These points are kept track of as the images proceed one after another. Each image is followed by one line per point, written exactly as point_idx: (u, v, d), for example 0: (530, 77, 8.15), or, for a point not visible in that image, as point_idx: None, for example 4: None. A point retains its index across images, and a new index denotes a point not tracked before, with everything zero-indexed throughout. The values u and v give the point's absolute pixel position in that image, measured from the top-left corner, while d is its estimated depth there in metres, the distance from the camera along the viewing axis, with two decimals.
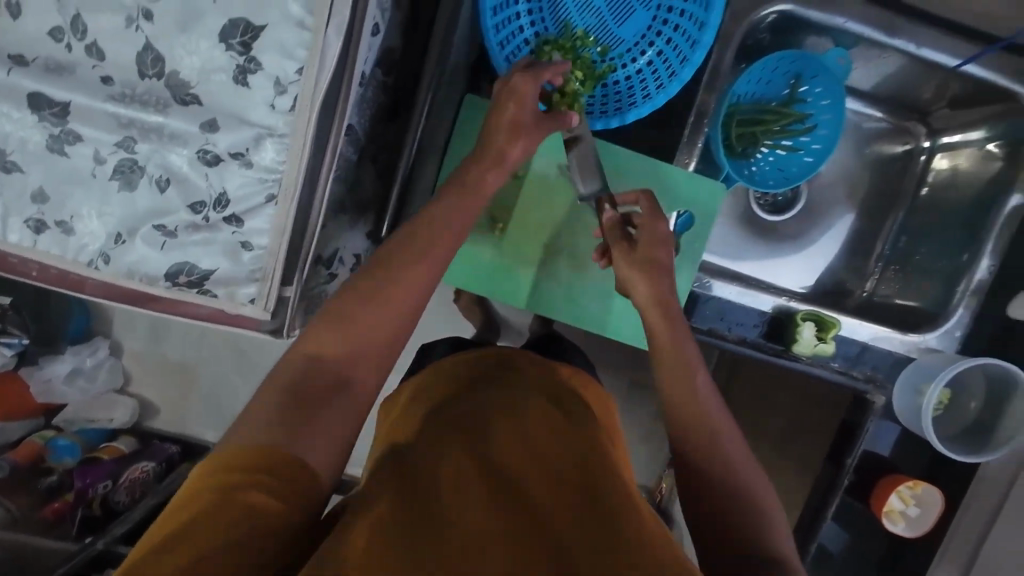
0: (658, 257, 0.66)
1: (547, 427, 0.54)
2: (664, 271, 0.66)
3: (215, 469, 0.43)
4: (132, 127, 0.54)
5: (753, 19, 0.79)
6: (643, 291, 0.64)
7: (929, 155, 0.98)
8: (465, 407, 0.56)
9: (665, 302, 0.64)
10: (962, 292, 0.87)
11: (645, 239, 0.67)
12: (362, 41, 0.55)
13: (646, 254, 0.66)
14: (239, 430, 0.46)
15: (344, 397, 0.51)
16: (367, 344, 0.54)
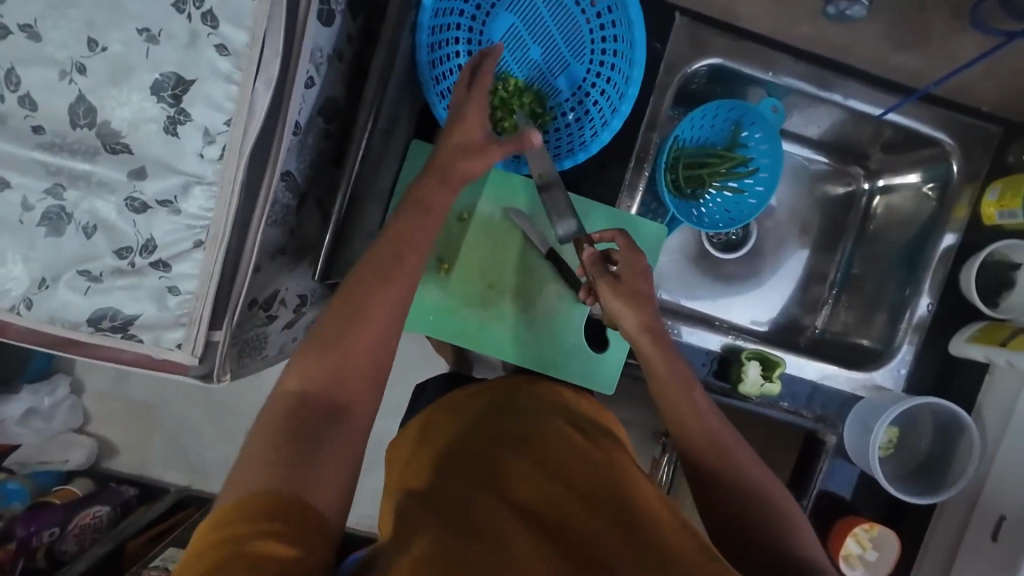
0: (643, 290, 0.68)
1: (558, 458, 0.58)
2: (649, 300, 0.68)
3: (215, 540, 0.42)
4: (61, 175, 0.55)
5: (686, 71, 0.84)
6: (631, 321, 0.67)
7: (869, 197, 1.01)
8: (479, 443, 0.61)
9: (651, 328, 0.66)
10: (904, 328, 0.89)
11: (628, 273, 0.69)
12: (293, 94, 0.57)
13: (633, 290, 0.68)
14: (239, 479, 0.46)
15: (340, 429, 0.52)
16: (353, 366, 0.55)
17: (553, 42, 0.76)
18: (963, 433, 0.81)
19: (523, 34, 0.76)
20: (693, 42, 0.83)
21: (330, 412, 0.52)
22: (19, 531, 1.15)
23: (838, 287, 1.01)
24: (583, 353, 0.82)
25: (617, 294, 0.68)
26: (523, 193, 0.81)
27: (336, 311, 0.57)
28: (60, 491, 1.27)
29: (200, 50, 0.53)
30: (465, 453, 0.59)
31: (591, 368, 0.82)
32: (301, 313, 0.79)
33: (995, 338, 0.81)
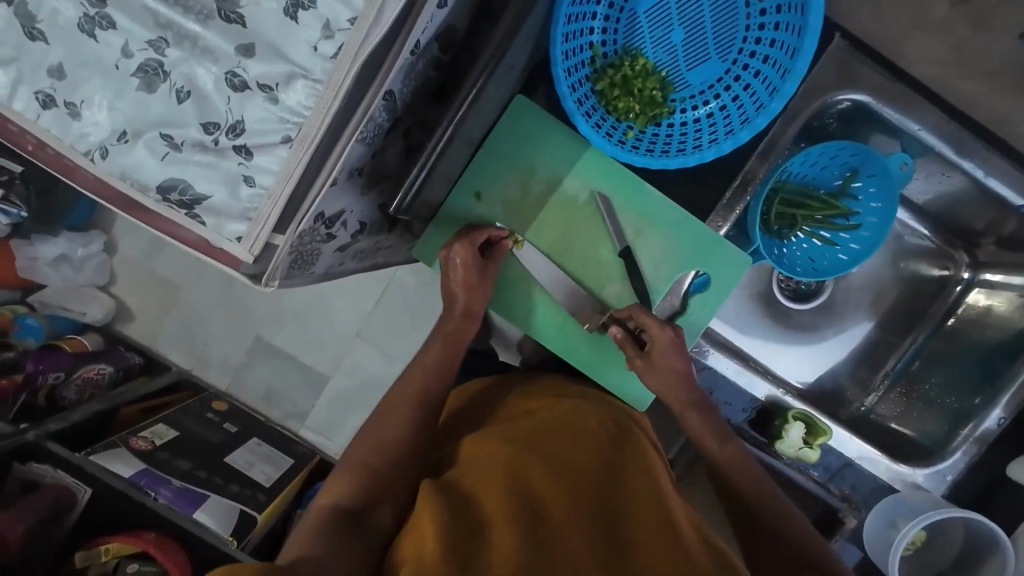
0: (673, 366, 0.70)
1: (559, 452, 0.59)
2: (682, 360, 0.70)
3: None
4: (167, 29, 0.52)
5: (827, 100, 0.76)
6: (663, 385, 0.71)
7: (965, 287, 0.93)
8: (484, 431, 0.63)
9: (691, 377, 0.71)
10: (965, 435, 0.82)
11: (656, 352, 0.70)
12: (426, 8, 0.52)
13: (662, 367, 0.70)
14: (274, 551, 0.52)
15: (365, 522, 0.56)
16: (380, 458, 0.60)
17: (699, 29, 0.69)
18: (993, 559, 0.75)
19: (670, 12, 0.70)
20: (842, 71, 0.75)
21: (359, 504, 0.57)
22: (29, 366, 1.17)
23: (899, 372, 0.95)
24: (624, 362, 0.78)
25: (651, 373, 0.71)
26: (616, 181, 0.75)
27: (365, 441, 0.63)
28: (70, 340, 1.27)
29: None
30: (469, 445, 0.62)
31: (629, 379, 0.78)
32: (356, 240, 0.77)
33: None
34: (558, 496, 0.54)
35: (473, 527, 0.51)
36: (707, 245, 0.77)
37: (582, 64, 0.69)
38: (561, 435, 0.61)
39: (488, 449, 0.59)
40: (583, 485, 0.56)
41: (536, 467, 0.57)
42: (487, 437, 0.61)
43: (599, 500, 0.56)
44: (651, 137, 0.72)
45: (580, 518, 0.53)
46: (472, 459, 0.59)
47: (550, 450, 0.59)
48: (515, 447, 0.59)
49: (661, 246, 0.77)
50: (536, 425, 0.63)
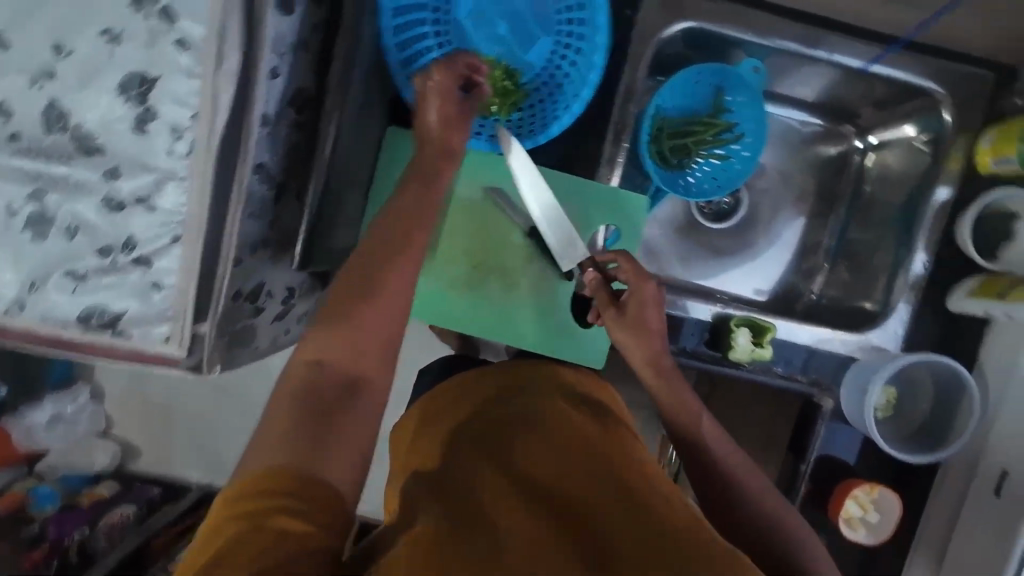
0: (648, 321, 0.69)
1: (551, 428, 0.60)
2: (655, 335, 0.70)
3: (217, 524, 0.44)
4: (39, 179, 0.57)
5: (662, 38, 0.81)
6: (640, 355, 0.70)
7: (862, 155, 0.98)
8: (480, 420, 0.64)
9: (660, 364, 0.70)
10: (900, 287, 0.86)
11: (633, 302, 0.69)
12: (259, 84, 0.58)
13: (644, 322, 0.69)
14: (254, 453, 0.48)
15: (361, 403, 0.53)
16: (374, 334, 0.56)
17: (520, 18, 0.76)
18: (963, 391, 0.79)
19: (488, 13, 0.76)
20: (666, 7, 0.81)
21: (349, 387, 0.54)
22: (50, 532, 1.23)
23: (834, 253, 0.99)
24: (570, 329, 0.82)
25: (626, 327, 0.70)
26: (502, 170, 0.80)
27: (333, 337, 0.55)
28: (86, 493, 1.30)
29: (160, 47, 0.54)
30: (456, 446, 0.61)
31: (581, 345, 0.82)
32: (290, 306, 0.81)
33: (995, 290, 0.78)
34: (542, 458, 0.57)
35: (470, 520, 0.51)
36: (604, 201, 0.82)
37: None
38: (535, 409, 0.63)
39: (462, 444, 0.61)
40: (566, 443, 0.58)
41: (508, 441, 0.59)
42: (485, 427, 0.62)
43: (585, 453, 0.57)
44: (518, 122, 0.78)
45: (569, 471, 0.55)
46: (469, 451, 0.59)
47: (542, 431, 0.59)
48: (504, 438, 0.59)
49: (564, 215, 0.81)
50: (522, 404, 0.64)
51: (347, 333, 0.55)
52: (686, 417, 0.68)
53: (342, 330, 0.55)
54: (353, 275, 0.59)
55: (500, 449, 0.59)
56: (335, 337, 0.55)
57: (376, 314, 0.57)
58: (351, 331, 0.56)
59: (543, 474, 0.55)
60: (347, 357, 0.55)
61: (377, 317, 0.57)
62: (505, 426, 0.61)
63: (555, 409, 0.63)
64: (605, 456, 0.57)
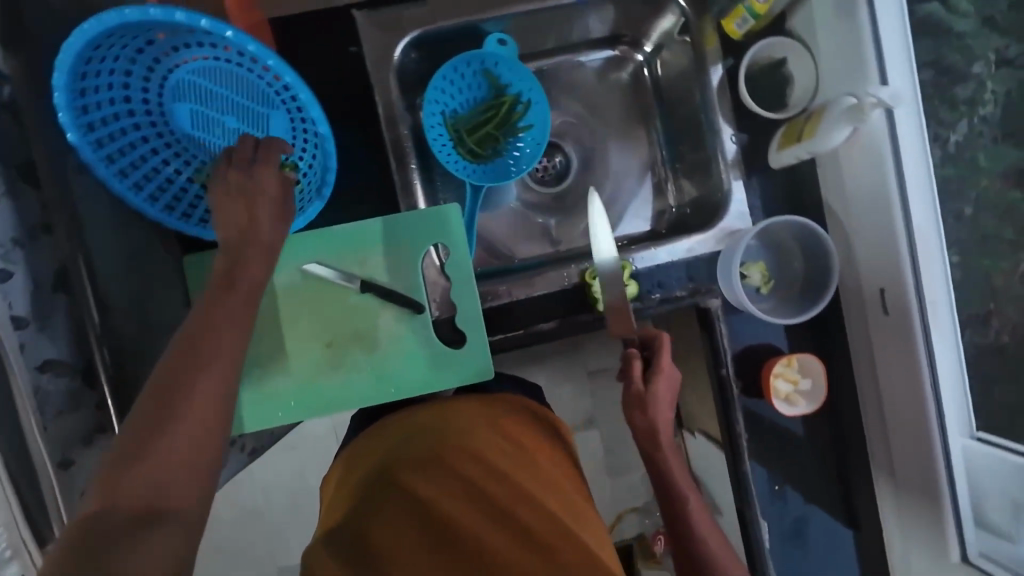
0: (663, 409, 0.72)
1: (477, 480, 0.63)
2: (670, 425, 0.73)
3: None
4: None
5: (396, 57, 0.82)
6: (641, 424, 0.72)
7: (648, 66, 1.01)
8: (407, 467, 0.64)
9: (649, 402, 0.73)
10: (722, 168, 0.87)
11: (661, 389, 0.72)
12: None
13: (658, 401, 0.72)
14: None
15: (178, 519, 0.44)
16: (211, 422, 0.48)
17: (240, 104, 0.70)
18: (816, 237, 0.81)
19: (204, 111, 0.69)
20: (384, 27, 0.81)
21: (151, 512, 0.43)
22: None
23: (668, 162, 1.01)
24: (445, 357, 0.80)
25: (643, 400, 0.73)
26: (308, 245, 0.79)
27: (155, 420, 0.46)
28: None
29: None
30: (380, 498, 0.63)
31: (461, 366, 0.80)
32: None
33: (794, 135, 0.80)
34: (472, 518, 0.61)
35: None
36: (417, 225, 0.80)
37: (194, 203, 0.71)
38: (464, 455, 0.65)
39: (390, 499, 0.62)
40: (495, 498, 0.62)
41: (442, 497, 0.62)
42: (414, 477, 0.63)
43: (516, 503, 0.61)
44: (300, 197, 0.75)
45: (496, 529, 0.60)
46: (394, 505, 0.62)
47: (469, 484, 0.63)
48: (431, 488, 0.62)
49: (388, 256, 0.80)
50: (453, 449, 0.65)
51: (159, 465, 0.44)
52: (649, 444, 0.72)
53: (150, 463, 0.44)
54: (179, 358, 0.49)
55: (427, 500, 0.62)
56: (163, 443, 0.45)
57: (210, 384, 0.48)
58: (189, 428, 0.46)
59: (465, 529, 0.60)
60: (172, 464, 0.45)
61: (214, 402, 0.48)
62: (435, 472, 0.64)
63: (485, 453, 0.65)
64: (533, 503, 0.61)
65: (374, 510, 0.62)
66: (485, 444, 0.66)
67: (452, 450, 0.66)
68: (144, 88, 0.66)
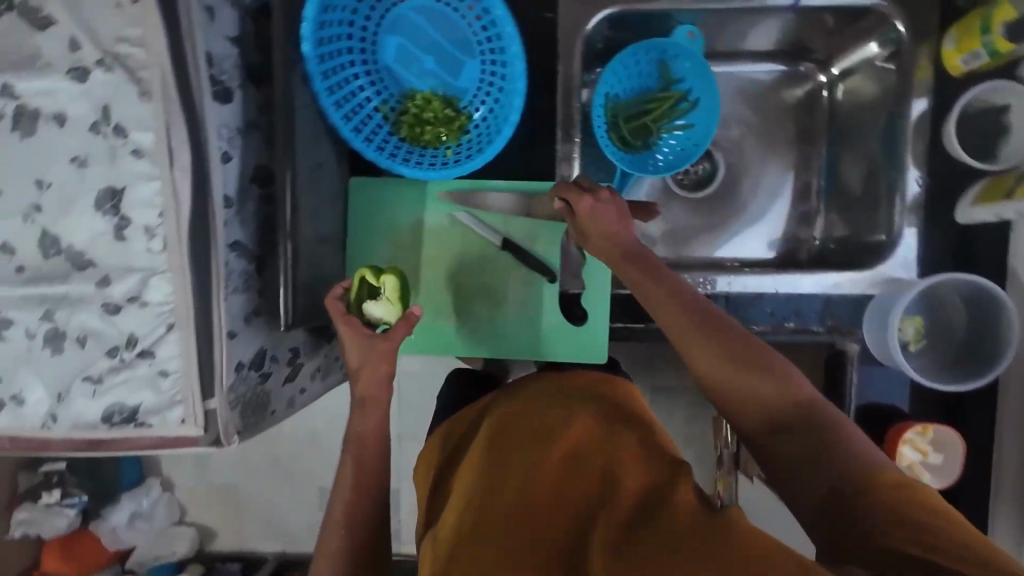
0: (619, 237, 0.67)
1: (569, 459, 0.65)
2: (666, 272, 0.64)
3: None
4: (47, 302, 0.63)
5: (586, 30, 0.82)
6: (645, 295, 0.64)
7: (830, 89, 0.95)
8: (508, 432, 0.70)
9: (626, 255, 0.66)
10: (898, 208, 0.80)
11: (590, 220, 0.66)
12: (215, 170, 0.63)
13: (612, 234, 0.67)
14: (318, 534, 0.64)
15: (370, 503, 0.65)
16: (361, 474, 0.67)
17: (441, 49, 0.78)
18: (998, 303, 0.73)
19: (412, 49, 0.79)
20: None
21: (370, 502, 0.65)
22: None
23: (826, 193, 0.95)
24: (563, 328, 0.82)
25: (593, 236, 0.68)
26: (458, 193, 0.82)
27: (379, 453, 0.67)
28: None
29: (120, 157, 0.59)
30: (481, 454, 0.70)
31: (575, 343, 0.82)
32: (298, 365, 0.86)
33: (1002, 190, 0.74)
34: (557, 499, 0.62)
35: (479, 527, 0.62)
36: None
37: (376, 129, 0.79)
38: (551, 434, 0.68)
39: (486, 457, 0.69)
40: (584, 489, 0.62)
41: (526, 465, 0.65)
42: (509, 442, 0.69)
43: (570, 461, 0.65)
44: (467, 144, 0.80)
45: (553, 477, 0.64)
46: (493, 464, 0.68)
47: (556, 461, 0.65)
48: (524, 457, 0.66)
49: (530, 221, 0.82)
50: (545, 428, 0.69)
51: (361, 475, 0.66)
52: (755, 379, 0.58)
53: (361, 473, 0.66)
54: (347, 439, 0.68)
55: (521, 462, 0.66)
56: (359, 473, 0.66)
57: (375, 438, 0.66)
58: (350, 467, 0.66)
59: (549, 500, 0.62)
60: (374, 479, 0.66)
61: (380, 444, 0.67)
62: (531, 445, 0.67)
63: (550, 419, 0.70)
64: (604, 490, 0.62)
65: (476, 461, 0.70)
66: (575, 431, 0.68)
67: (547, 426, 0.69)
68: (369, 19, 0.77)
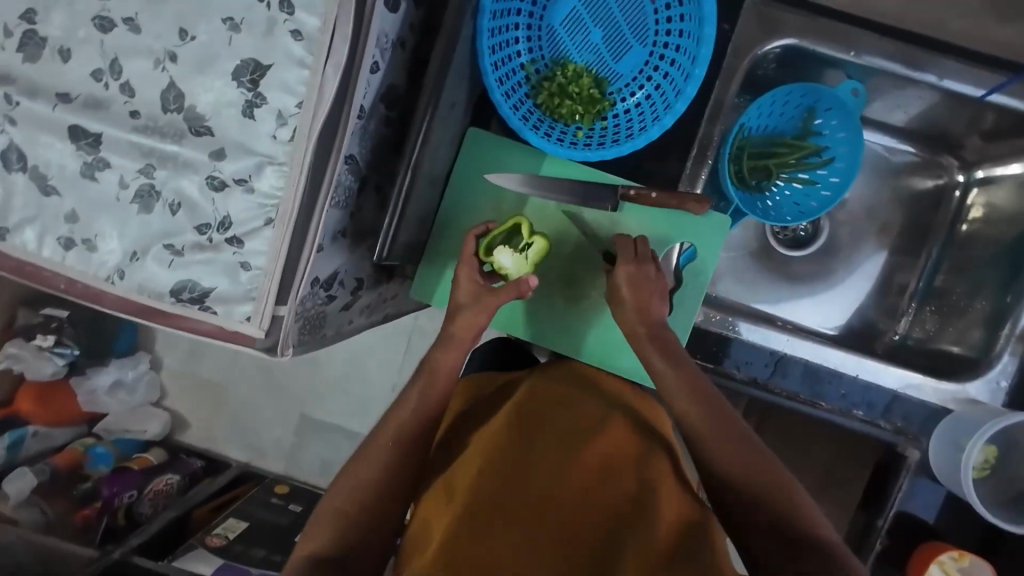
0: (650, 299, 0.68)
1: (591, 459, 0.63)
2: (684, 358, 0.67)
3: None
4: (152, 156, 0.60)
5: (758, 54, 0.78)
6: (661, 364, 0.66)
7: (963, 191, 0.90)
8: (540, 413, 0.68)
9: (662, 335, 0.68)
10: (1007, 337, 0.78)
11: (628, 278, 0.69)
12: (361, 76, 0.59)
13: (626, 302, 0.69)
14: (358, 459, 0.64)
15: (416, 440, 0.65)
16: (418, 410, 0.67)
17: (617, 25, 0.74)
18: None
19: (582, 15, 0.75)
20: (764, 22, 0.78)
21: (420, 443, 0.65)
22: (103, 491, 1.22)
23: (921, 298, 0.91)
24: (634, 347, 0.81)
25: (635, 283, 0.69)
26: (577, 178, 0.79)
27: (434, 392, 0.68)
28: (140, 457, 1.32)
29: (276, 34, 0.56)
30: (510, 420, 0.68)
31: (642, 364, 0.79)
32: (357, 296, 0.82)
33: None
34: (571, 494, 0.61)
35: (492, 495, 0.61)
36: (680, 219, 0.79)
37: (517, 86, 0.75)
38: (576, 429, 0.66)
39: (515, 424, 0.67)
40: (598, 495, 0.61)
41: (545, 451, 0.64)
42: (539, 422, 0.67)
43: (592, 462, 0.63)
44: (601, 131, 0.77)
45: (573, 469, 0.62)
46: (518, 435, 0.66)
47: (579, 456, 0.63)
48: (549, 444, 0.65)
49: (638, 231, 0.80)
50: (572, 421, 0.67)
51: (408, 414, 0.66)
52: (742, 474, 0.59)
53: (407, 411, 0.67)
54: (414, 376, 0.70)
55: (544, 446, 0.64)
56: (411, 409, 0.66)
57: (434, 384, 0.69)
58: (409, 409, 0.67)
59: (565, 495, 0.61)
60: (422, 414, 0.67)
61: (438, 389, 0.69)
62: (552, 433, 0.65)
63: (580, 417, 0.68)
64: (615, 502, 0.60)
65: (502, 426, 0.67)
66: (601, 433, 0.66)
67: (576, 420, 0.67)
68: None
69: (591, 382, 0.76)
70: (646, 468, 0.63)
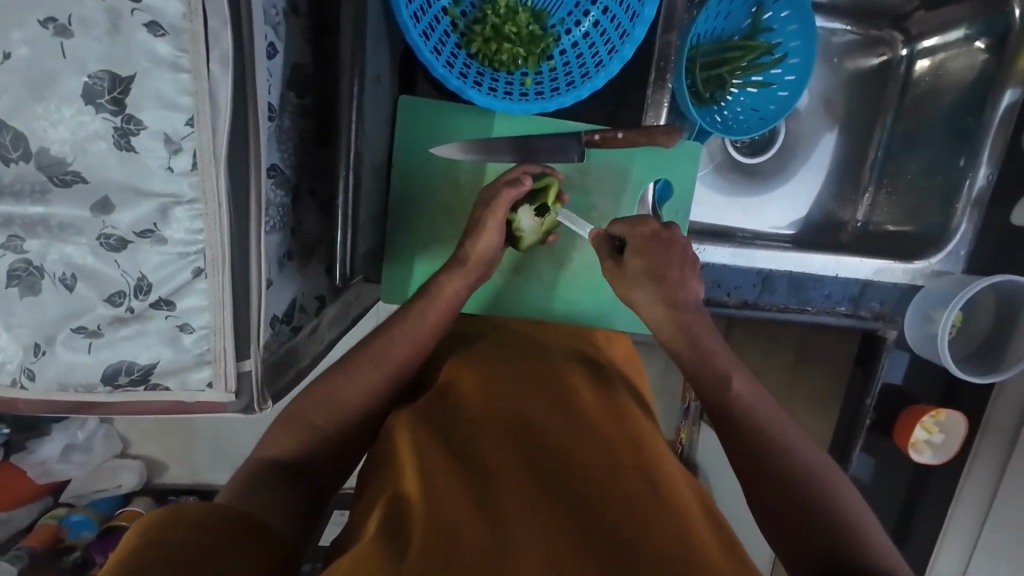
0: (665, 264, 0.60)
1: (570, 395, 0.61)
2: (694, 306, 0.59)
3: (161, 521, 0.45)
4: (11, 224, 0.45)
5: None
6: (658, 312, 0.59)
7: (908, 63, 0.90)
8: (523, 363, 0.67)
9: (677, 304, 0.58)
10: (963, 206, 0.82)
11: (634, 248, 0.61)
12: (258, 68, 0.48)
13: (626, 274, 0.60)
14: (326, 392, 0.62)
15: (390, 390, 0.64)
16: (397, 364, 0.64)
17: None
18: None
19: None
20: None
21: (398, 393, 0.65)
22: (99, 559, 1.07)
23: (880, 168, 0.93)
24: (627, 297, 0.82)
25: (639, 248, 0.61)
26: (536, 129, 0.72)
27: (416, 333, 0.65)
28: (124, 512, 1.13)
29: (126, 31, 0.42)
30: (493, 368, 0.66)
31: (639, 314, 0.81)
32: (324, 314, 0.70)
33: None
34: (544, 421, 0.57)
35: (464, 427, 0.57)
36: (652, 157, 0.76)
37: (444, 37, 0.65)
38: (558, 374, 0.64)
39: (497, 371, 0.65)
40: (573, 419, 0.57)
41: (524, 387, 0.62)
42: (521, 367, 0.65)
43: (570, 395, 0.60)
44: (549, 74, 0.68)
45: (549, 399, 0.60)
46: (500, 379, 0.63)
47: (555, 392, 0.61)
48: (530, 383, 0.62)
49: (611, 177, 0.76)
50: (553, 368, 0.65)
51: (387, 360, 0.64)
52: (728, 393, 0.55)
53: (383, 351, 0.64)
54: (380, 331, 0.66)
55: (522, 384, 0.62)
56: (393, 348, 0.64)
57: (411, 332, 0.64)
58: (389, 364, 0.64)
59: (539, 417, 0.57)
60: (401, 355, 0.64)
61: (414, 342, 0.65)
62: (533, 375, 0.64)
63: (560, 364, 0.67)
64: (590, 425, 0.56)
65: (484, 370, 0.65)
66: (581, 379, 0.64)
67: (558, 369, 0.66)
68: None
69: (580, 342, 0.75)
70: (627, 412, 0.61)
